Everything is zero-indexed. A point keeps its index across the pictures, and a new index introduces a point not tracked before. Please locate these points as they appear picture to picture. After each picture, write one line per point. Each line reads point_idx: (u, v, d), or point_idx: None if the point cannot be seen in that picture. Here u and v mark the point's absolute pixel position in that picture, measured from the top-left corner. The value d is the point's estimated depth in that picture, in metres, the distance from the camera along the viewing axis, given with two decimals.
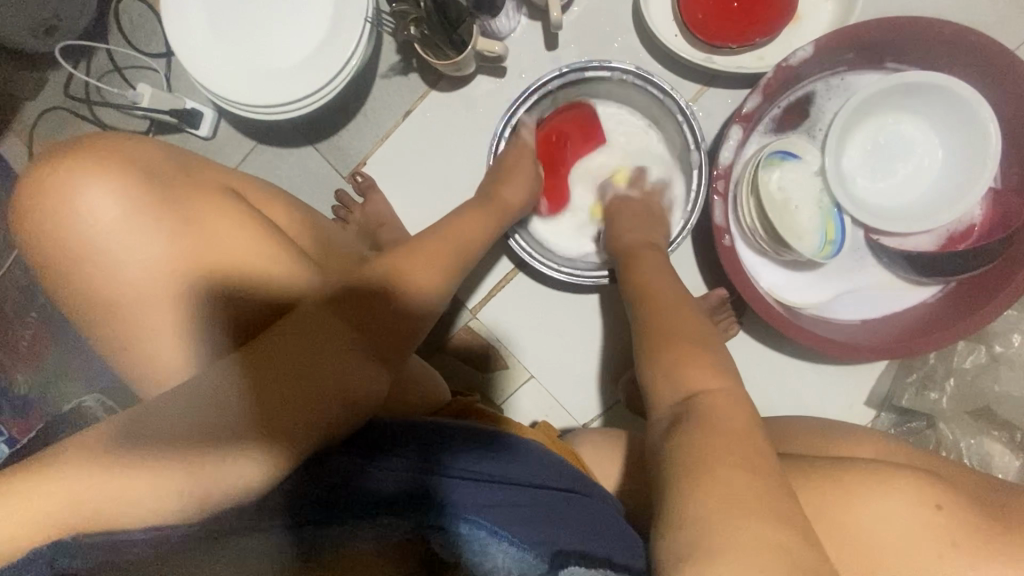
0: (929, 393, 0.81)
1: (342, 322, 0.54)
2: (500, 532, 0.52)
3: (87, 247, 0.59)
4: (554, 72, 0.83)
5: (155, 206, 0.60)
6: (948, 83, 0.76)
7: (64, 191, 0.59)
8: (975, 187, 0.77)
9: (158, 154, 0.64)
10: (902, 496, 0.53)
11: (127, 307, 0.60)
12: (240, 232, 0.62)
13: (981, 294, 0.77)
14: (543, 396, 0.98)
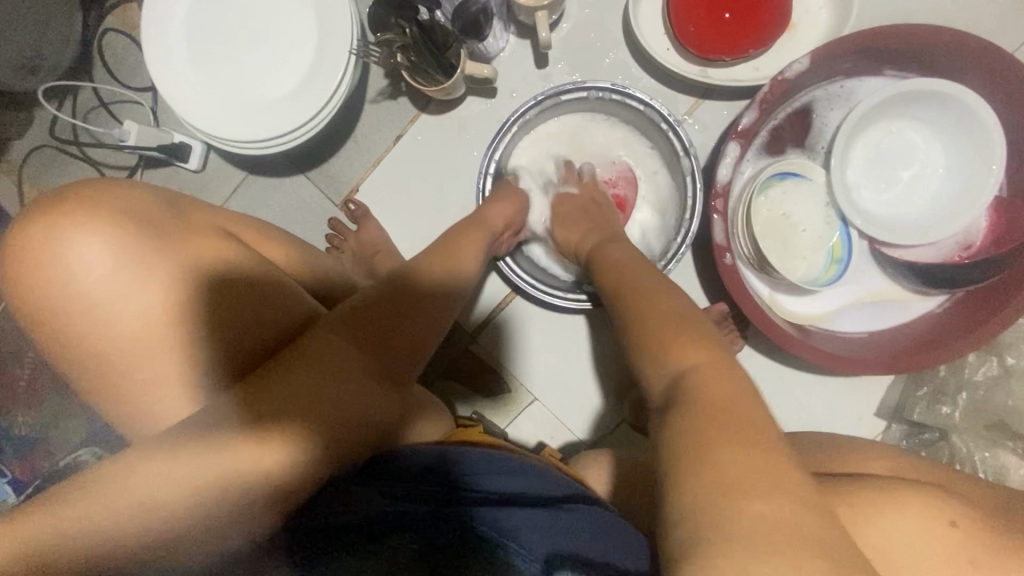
0: (941, 407, 0.80)
1: (348, 348, 0.53)
2: (526, 553, 0.48)
3: (76, 301, 0.57)
4: (531, 101, 0.81)
5: (143, 245, 0.58)
6: (950, 90, 0.74)
7: (47, 235, 0.57)
8: (981, 196, 0.75)
9: (146, 193, 0.62)
10: (916, 520, 0.52)
11: (120, 360, 0.57)
12: (235, 270, 0.61)
13: (986, 308, 0.75)
14: (547, 418, 0.96)
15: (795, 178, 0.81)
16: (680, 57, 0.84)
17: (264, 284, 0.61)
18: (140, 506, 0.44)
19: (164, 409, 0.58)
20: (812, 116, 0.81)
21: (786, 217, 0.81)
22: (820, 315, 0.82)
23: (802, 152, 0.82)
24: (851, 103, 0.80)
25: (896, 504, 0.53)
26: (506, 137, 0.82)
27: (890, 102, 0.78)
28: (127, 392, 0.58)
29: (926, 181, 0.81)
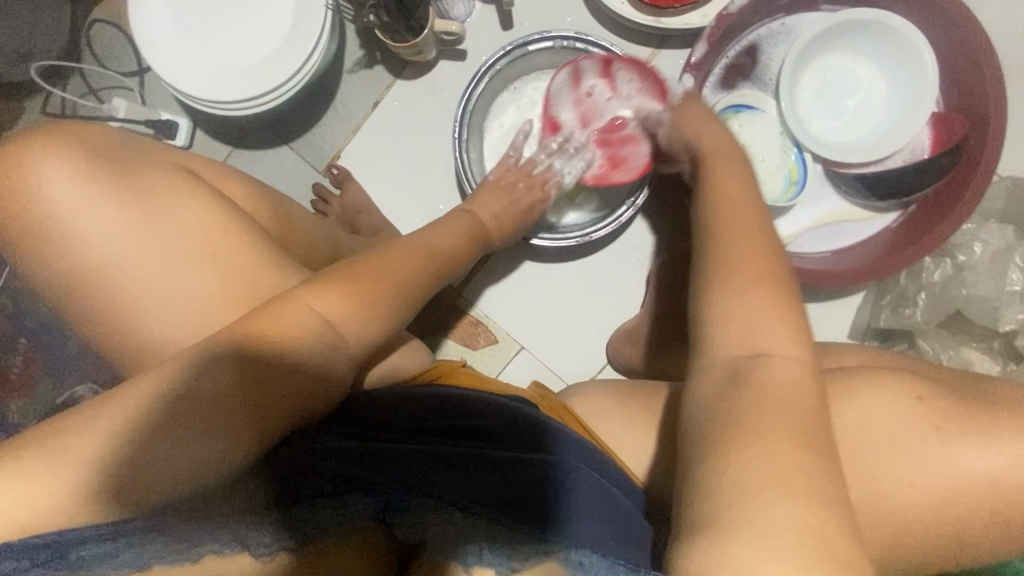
0: (904, 310, 0.82)
1: (314, 311, 0.53)
2: (469, 506, 0.54)
3: (39, 229, 0.57)
4: (500, 52, 0.86)
5: (108, 189, 0.58)
6: (881, 17, 0.81)
7: (16, 178, 0.57)
8: (920, 110, 0.81)
9: (110, 137, 0.62)
10: (879, 385, 0.53)
11: (75, 295, 0.58)
12: (192, 210, 0.59)
13: (937, 211, 0.80)
14: (536, 365, 0.99)
15: (751, 110, 0.86)
16: (631, 9, 0.88)
17: (229, 215, 0.60)
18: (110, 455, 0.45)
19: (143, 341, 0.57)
20: (759, 53, 0.87)
21: (744, 148, 0.85)
22: (786, 236, 0.87)
23: (751, 87, 0.88)
24: (792, 39, 0.87)
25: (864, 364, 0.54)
26: (479, 87, 0.87)
27: (829, 33, 0.83)
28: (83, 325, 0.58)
29: (874, 105, 0.86)
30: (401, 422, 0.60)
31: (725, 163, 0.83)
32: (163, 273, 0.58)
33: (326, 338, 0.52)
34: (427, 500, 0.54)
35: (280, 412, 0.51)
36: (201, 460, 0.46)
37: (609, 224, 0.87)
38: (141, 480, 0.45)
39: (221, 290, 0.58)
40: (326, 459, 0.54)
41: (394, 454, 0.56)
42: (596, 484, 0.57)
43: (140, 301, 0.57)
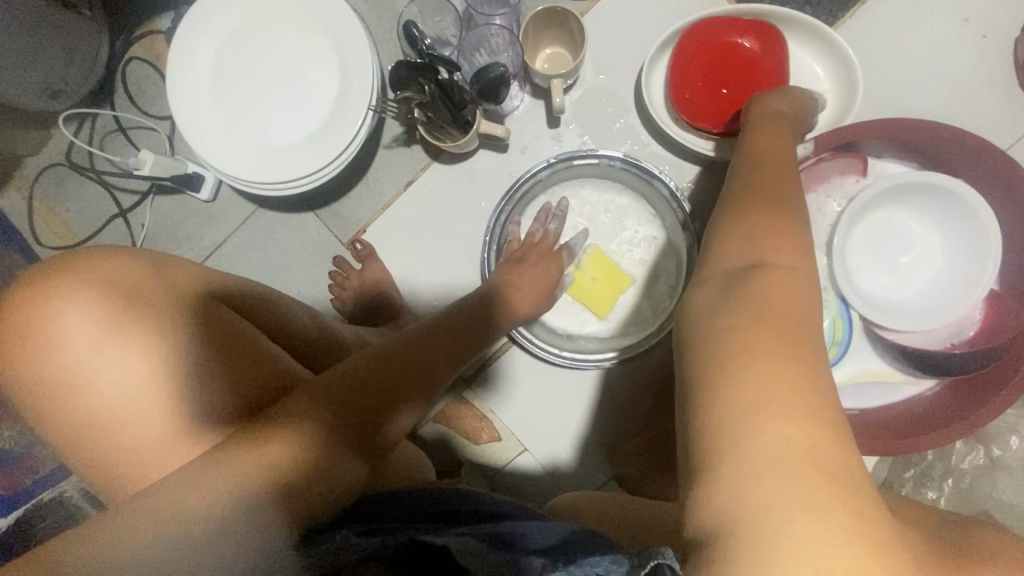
0: (926, 491, 0.80)
1: (312, 421, 0.54)
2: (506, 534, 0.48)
3: (51, 358, 0.55)
4: (543, 163, 0.86)
5: (130, 322, 0.57)
6: (951, 184, 0.77)
7: (36, 306, 0.56)
8: (975, 287, 0.77)
9: (136, 257, 0.62)
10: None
11: (75, 432, 0.56)
12: (217, 341, 0.59)
13: (976, 396, 0.76)
14: (537, 470, 0.96)
15: None
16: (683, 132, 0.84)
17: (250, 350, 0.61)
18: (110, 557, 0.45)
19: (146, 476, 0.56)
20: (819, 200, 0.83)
21: None
22: None
23: None
24: (855, 188, 0.83)
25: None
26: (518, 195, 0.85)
27: (890, 192, 0.81)
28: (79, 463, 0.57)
29: (925, 266, 0.83)
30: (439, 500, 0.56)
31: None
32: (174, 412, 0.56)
33: (351, 438, 0.55)
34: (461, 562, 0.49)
35: (305, 488, 0.51)
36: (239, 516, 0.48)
37: (628, 353, 0.86)
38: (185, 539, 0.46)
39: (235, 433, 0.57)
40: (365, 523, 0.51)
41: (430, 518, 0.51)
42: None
43: (142, 447, 0.55)
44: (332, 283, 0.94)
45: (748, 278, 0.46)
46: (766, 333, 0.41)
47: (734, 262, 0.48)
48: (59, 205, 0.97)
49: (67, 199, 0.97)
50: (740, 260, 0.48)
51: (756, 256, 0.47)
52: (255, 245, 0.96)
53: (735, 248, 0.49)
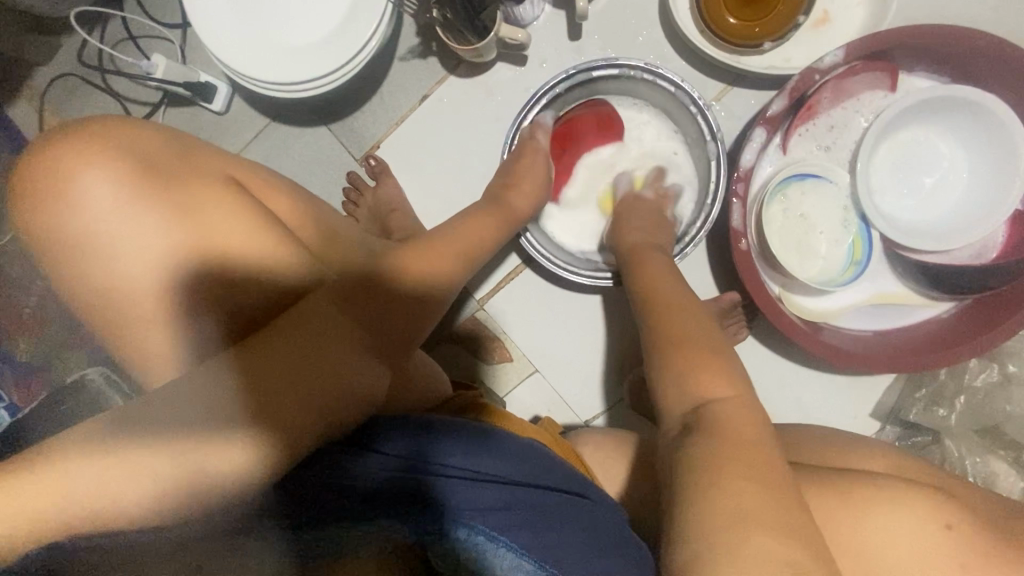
0: (938, 409, 0.82)
1: (340, 320, 0.51)
2: (504, 539, 0.50)
3: (85, 227, 0.57)
4: (560, 75, 0.82)
5: (152, 201, 0.58)
6: (984, 99, 0.75)
7: (62, 176, 0.57)
8: (1001, 207, 0.77)
9: (156, 138, 0.61)
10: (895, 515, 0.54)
11: (108, 302, 0.58)
12: (239, 223, 0.59)
13: (989, 317, 0.77)
14: (547, 391, 0.97)
15: (816, 179, 0.81)
16: (709, 44, 0.81)
17: (269, 235, 0.59)
18: (142, 448, 0.45)
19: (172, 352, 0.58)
20: (842, 119, 0.81)
21: (803, 218, 0.82)
22: (830, 311, 0.83)
23: (823, 155, 0.82)
24: (883, 104, 0.80)
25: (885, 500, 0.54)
26: (531, 110, 0.83)
27: (919, 108, 0.78)
28: (115, 335, 0.59)
29: (950, 189, 0.82)
30: (443, 451, 0.52)
31: (773, 232, 0.81)
32: (198, 288, 0.58)
33: (360, 340, 0.51)
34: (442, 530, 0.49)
35: (306, 409, 0.48)
36: (237, 461, 0.46)
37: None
38: (171, 484, 0.45)
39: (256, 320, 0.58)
40: (363, 486, 0.49)
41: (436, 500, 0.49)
42: (618, 531, 0.55)
43: (172, 319, 0.57)
44: (346, 199, 0.93)
45: (701, 423, 0.51)
46: (738, 457, 0.46)
47: (678, 410, 0.54)
48: (69, 115, 0.95)
49: (77, 109, 0.96)
50: (685, 405, 0.53)
51: (701, 395, 0.53)
52: (268, 160, 0.95)
53: (675, 386, 0.55)
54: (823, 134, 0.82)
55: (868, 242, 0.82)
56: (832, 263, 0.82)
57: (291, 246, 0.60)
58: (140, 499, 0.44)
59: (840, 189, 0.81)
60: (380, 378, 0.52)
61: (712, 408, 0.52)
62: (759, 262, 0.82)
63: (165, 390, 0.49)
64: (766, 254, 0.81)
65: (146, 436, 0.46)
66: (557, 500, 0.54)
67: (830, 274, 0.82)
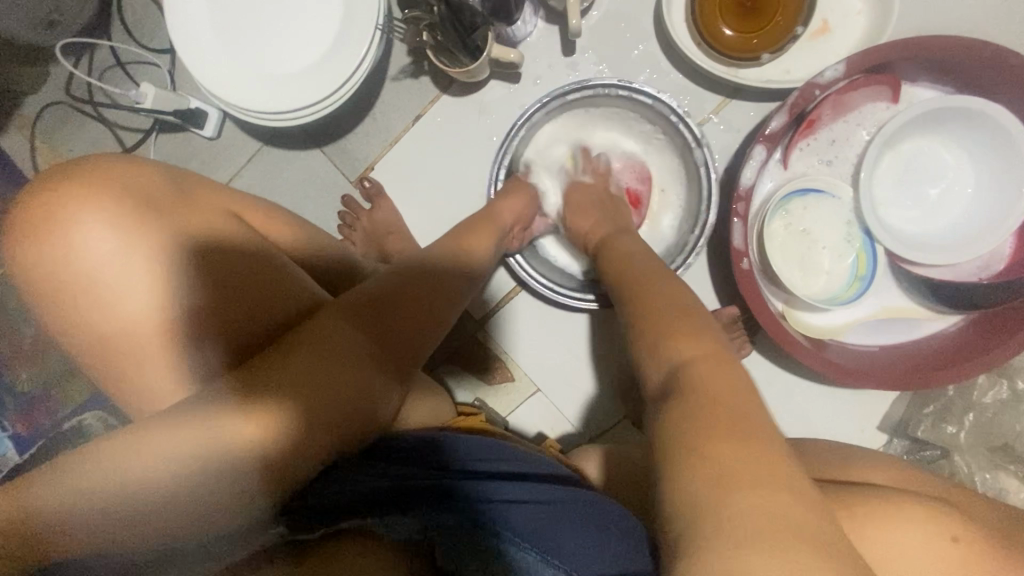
0: (946, 426, 0.80)
1: (348, 335, 0.52)
2: (525, 541, 0.45)
3: (78, 269, 0.56)
4: (537, 103, 0.82)
5: (147, 235, 0.57)
6: (989, 109, 0.73)
7: (56, 220, 0.56)
8: (1010, 218, 0.75)
9: (149, 174, 0.61)
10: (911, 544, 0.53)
11: (102, 345, 0.57)
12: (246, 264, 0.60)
13: (999, 334, 0.75)
14: (550, 411, 0.96)
15: (818, 194, 0.79)
16: (706, 59, 0.80)
17: (279, 273, 0.62)
18: (147, 445, 0.45)
19: (167, 390, 0.57)
20: (844, 132, 0.79)
21: (805, 234, 0.80)
22: (835, 328, 0.81)
23: (825, 168, 0.80)
24: (886, 115, 0.79)
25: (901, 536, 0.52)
26: (520, 134, 0.82)
27: (922, 119, 0.76)
28: (110, 379, 0.58)
29: (955, 200, 0.80)
30: (458, 457, 0.53)
31: (774, 249, 0.80)
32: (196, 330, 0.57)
33: (370, 355, 0.53)
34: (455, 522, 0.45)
35: (316, 413, 0.48)
36: (245, 460, 0.45)
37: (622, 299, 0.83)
38: (177, 487, 0.43)
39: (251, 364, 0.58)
40: (374, 486, 0.48)
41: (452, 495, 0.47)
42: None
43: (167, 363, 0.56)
44: (342, 223, 0.92)
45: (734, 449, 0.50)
46: None
47: None
48: (59, 145, 0.94)
49: (67, 138, 0.95)
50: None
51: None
52: (262, 184, 0.94)
53: None
54: (823, 147, 0.80)
55: (873, 257, 0.80)
56: (836, 280, 0.80)
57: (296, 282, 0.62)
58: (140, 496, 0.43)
59: (843, 204, 0.80)
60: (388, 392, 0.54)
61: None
62: (761, 281, 0.80)
63: (170, 404, 0.49)
64: (768, 273, 0.79)
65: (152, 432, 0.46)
66: (574, 494, 0.50)
67: (835, 291, 0.80)
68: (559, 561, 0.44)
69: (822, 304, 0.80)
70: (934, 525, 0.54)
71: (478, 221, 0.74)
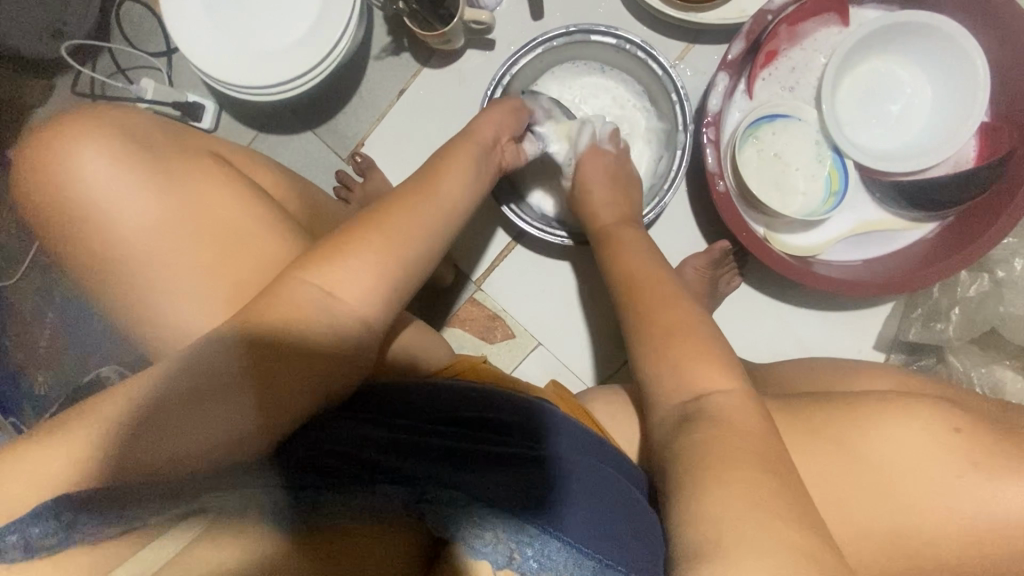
0: (936, 324, 0.82)
1: (303, 301, 0.50)
2: (501, 507, 0.49)
3: (77, 200, 0.58)
4: (517, 50, 0.87)
5: (140, 167, 0.59)
6: (933, 21, 0.78)
7: (54, 147, 0.58)
8: (969, 120, 0.79)
9: (144, 121, 0.63)
10: (927, 424, 0.52)
11: (101, 280, 0.59)
12: (224, 192, 0.61)
13: (976, 227, 0.77)
14: (552, 363, 0.98)
15: (785, 119, 0.84)
16: (664, 4, 0.84)
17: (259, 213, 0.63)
18: (143, 411, 0.46)
19: (164, 328, 0.59)
20: (801, 59, 0.84)
21: (777, 157, 0.84)
22: (820, 245, 0.84)
23: (788, 94, 0.85)
24: (838, 39, 0.84)
25: (908, 413, 0.53)
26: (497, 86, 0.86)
27: (872, 39, 0.81)
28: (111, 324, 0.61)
29: (917, 114, 0.84)
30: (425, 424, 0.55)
31: (751, 173, 0.83)
32: (177, 269, 0.59)
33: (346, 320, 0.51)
34: (444, 500, 0.49)
35: (298, 386, 0.48)
36: (235, 430, 0.46)
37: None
38: (170, 464, 0.44)
39: (231, 290, 0.59)
40: (354, 451, 0.50)
41: (434, 473, 0.49)
42: (622, 487, 0.54)
43: (156, 301, 0.58)
44: (338, 197, 0.96)
45: (698, 415, 0.51)
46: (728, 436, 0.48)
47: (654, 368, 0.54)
48: None
49: None
50: (674, 394, 0.54)
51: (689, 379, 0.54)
52: None
53: None
54: (784, 75, 0.85)
55: (846, 172, 0.84)
56: (821, 200, 0.83)
57: (284, 228, 0.62)
58: (131, 458, 0.44)
59: (809, 125, 0.84)
60: (366, 352, 0.53)
61: (701, 394, 0.52)
62: (740, 204, 0.83)
63: (153, 372, 0.48)
64: (746, 195, 0.82)
65: (145, 402, 0.46)
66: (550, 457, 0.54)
67: (816, 210, 0.83)
68: (538, 520, 0.49)
69: (802, 222, 0.84)
70: (946, 408, 0.53)
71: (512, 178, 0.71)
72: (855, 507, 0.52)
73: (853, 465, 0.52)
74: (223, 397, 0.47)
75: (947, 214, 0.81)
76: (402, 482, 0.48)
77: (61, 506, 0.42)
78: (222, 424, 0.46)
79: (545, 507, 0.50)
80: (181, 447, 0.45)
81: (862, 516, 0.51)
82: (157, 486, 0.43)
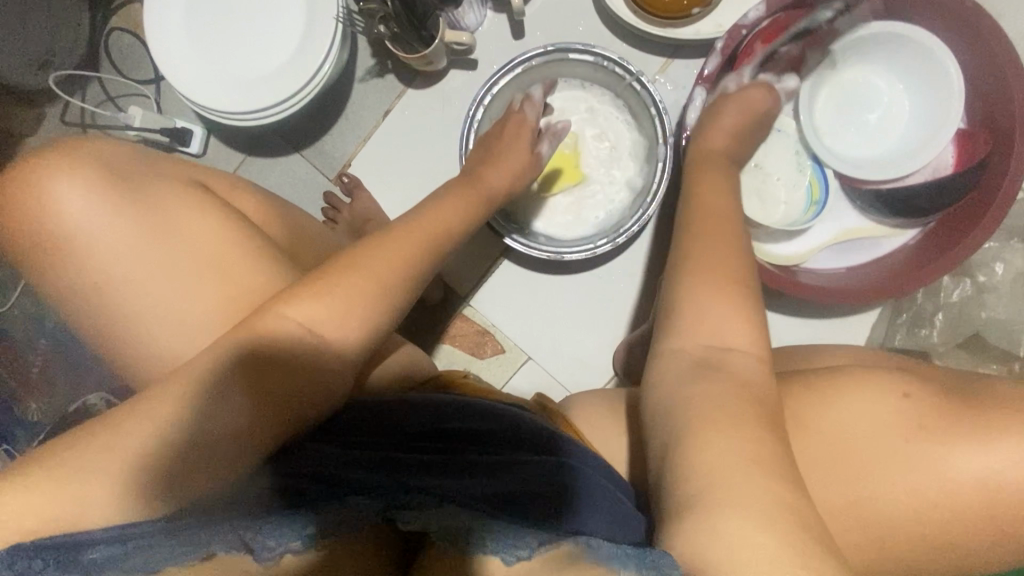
0: (920, 330, 0.83)
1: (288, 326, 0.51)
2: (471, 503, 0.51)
3: (48, 241, 0.59)
4: (500, 68, 0.87)
5: (106, 204, 0.60)
6: (905, 31, 0.80)
7: (22, 189, 0.59)
8: (947, 126, 0.79)
9: (126, 150, 0.64)
10: (881, 402, 0.52)
11: (81, 313, 0.60)
12: (194, 224, 0.62)
13: (954, 233, 0.78)
14: (543, 376, 0.98)
15: None
16: (641, 21, 0.86)
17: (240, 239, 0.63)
18: (108, 443, 0.45)
19: (148, 355, 0.59)
20: None
21: (758, 167, 0.84)
22: (803, 254, 0.85)
23: None
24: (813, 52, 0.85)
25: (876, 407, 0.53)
26: (480, 104, 0.86)
27: (846, 50, 0.83)
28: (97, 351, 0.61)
29: (895, 121, 0.85)
30: (393, 443, 0.56)
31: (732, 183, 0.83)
32: (158, 296, 0.59)
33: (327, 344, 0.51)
34: (416, 501, 0.50)
35: (279, 403, 0.50)
36: (213, 446, 0.46)
37: (584, 250, 0.86)
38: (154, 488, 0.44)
39: (214, 315, 0.59)
40: (326, 472, 0.51)
41: (405, 482, 0.51)
42: (607, 486, 0.55)
43: (140, 329, 0.59)
44: (325, 217, 0.96)
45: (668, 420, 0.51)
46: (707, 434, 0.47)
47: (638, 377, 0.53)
48: None
49: None
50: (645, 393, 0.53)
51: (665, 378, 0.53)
52: None
53: (677, 296, 0.57)
54: None
55: (825, 181, 0.85)
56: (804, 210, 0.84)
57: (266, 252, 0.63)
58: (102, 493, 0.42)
59: (789, 134, 0.85)
60: (343, 372, 0.53)
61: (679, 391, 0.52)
62: None
63: (121, 411, 0.48)
64: None
65: (109, 437, 0.45)
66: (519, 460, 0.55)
67: (797, 220, 0.84)
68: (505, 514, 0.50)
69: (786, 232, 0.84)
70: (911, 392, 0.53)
71: (499, 195, 0.72)
72: (839, 511, 0.51)
73: (816, 444, 0.52)
74: (196, 417, 0.46)
75: (924, 222, 0.82)
76: (371, 492, 0.50)
77: (16, 554, 0.39)
78: (195, 444, 0.46)
79: (512, 504, 0.52)
80: (157, 469, 0.44)
81: (849, 526, 0.51)
82: (120, 531, 0.41)
